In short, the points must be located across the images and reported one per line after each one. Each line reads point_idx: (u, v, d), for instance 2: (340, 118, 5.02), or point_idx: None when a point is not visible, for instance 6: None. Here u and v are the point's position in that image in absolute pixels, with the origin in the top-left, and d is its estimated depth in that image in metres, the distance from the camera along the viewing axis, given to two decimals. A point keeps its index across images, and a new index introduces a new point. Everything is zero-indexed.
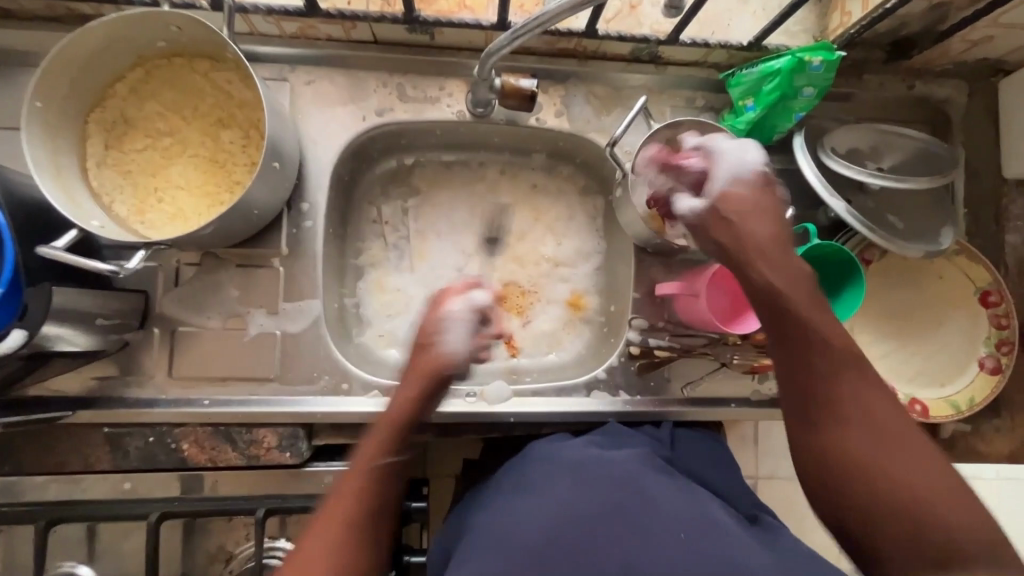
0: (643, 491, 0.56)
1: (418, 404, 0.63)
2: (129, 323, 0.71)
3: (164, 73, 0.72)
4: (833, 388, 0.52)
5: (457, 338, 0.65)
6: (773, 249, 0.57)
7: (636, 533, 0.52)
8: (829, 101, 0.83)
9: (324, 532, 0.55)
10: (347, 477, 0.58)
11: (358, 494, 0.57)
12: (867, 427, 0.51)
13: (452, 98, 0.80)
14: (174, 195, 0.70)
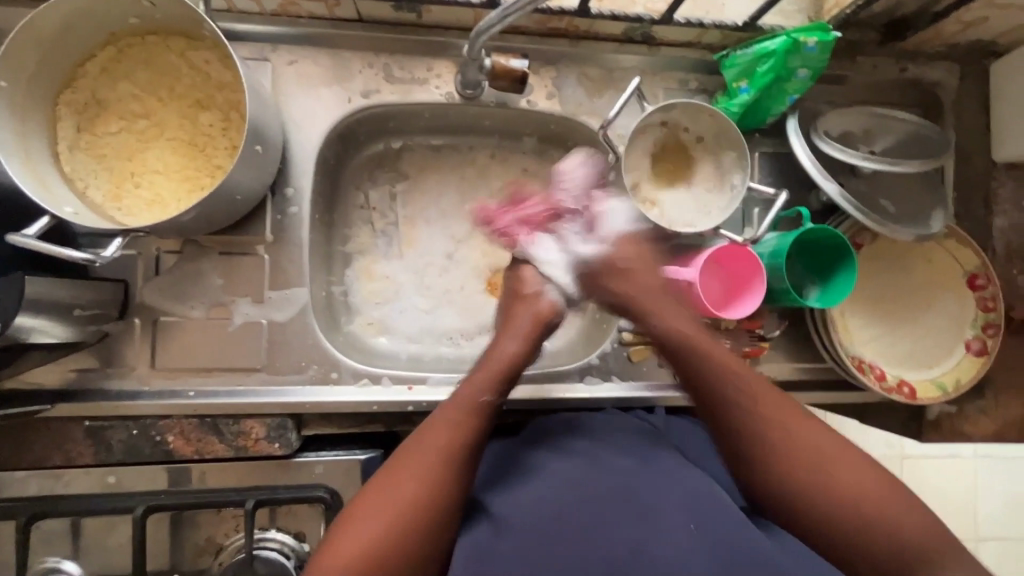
0: (656, 477, 0.57)
1: (523, 348, 0.65)
2: (109, 314, 0.69)
3: (138, 51, 0.68)
4: (770, 425, 0.57)
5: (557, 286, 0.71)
6: (663, 303, 0.66)
7: (649, 519, 0.53)
8: (822, 83, 0.82)
9: (415, 468, 0.54)
10: (446, 414, 0.58)
11: (452, 440, 0.56)
12: (811, 451, 0.55)
13: (440, 79, 0.78)
14: (151, 180, 0.67)
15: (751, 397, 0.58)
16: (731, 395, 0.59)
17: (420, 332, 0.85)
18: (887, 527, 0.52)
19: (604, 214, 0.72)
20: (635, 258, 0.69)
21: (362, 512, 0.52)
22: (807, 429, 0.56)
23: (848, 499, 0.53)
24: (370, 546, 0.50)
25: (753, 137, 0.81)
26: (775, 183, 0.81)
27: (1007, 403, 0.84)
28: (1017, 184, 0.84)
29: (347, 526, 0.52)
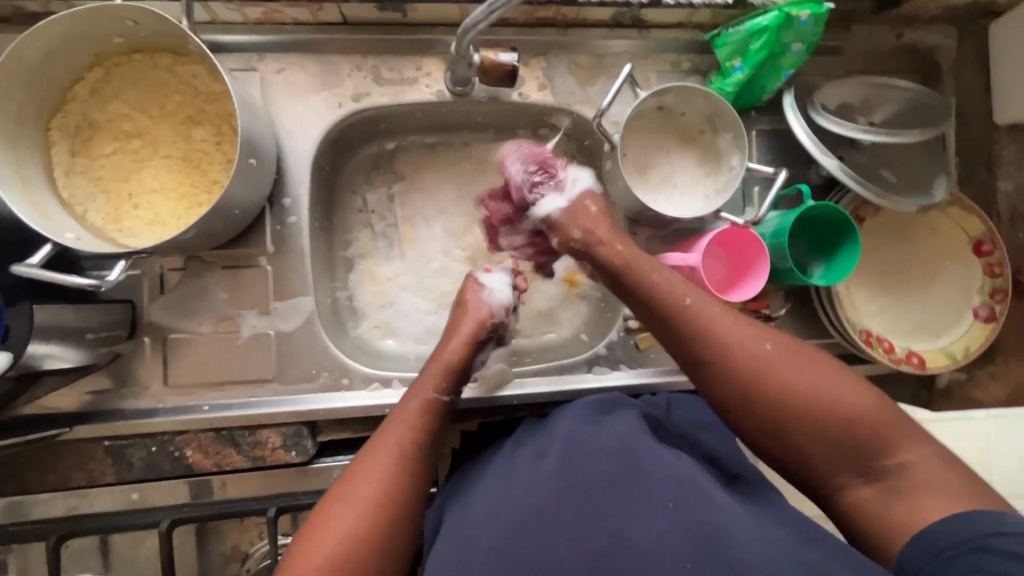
0: (636, 460, 0.55)
1: (469, 350, 0.69)
2: (118, 335, 0.69)
3: (125, 70, 0.68)
4: (727, 357, 0.59)
5: (496, 292, 0.75)
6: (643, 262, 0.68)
7: (626, 507, 0.52)
8: (817, 56, 0.81)
9: (377, 470, 0.57)
10: (401, 415, 0.62)
11: (409, 439, 0.60)
12: (767, 373, 0.57)
13: (430, 77, 0.77)
14: (149, 200, 0.68)
15: (707, 333, 0.61)
16: (690, 335, 0.61)
17: (426, 333, 0.86)
18: (848, 421, 0.54)
19: (546, 192, 0.76)
20: (581, 220, 0.73)
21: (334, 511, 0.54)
22: (758, 347, 0.59)
23: (804, 406, 0.55)
24: (340, 545, 0.52)
25: (749, 115, 0.80)
26: (774, 161, 0.80)
27: (1017, 365, 0.84)
28: (1020, 145, 0.83)
29: (316, 526, 0.54)
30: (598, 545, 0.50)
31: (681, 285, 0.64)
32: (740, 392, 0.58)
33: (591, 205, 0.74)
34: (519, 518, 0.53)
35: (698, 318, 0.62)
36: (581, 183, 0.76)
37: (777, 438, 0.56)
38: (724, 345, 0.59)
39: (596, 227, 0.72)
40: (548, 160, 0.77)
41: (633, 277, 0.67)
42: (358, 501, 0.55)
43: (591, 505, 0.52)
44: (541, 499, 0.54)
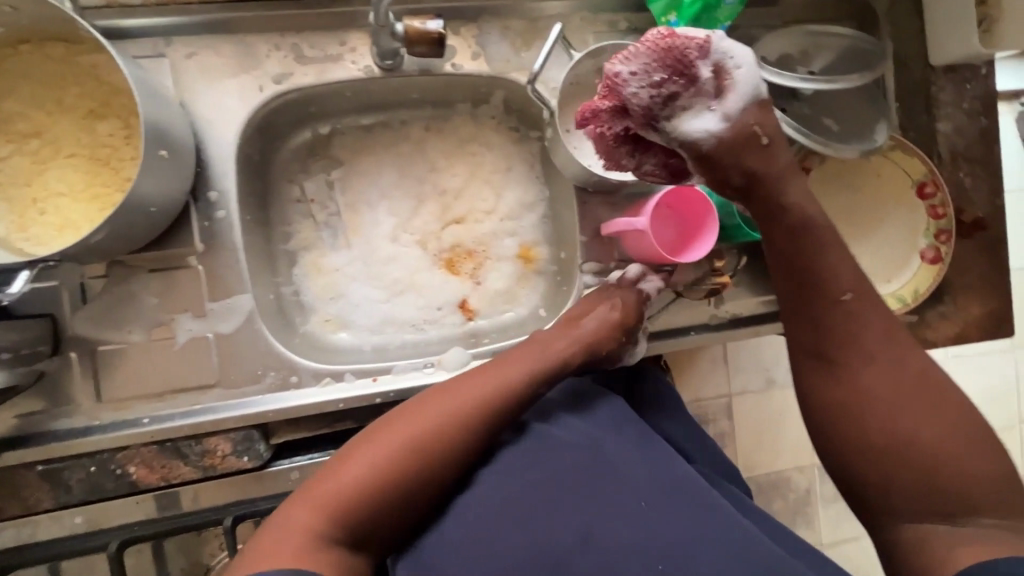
0: (612, 463, 0.58)
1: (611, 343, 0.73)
2: (41, 351, 0.64)
3: (14, 64, 0.62)
4: (865, 365, 0.57)
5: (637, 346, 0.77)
6: (810, 248, 0.60)
7: (596, 506, 0.55)
8: (753, 7, 0.79)
9: (418, 424, 0.58)
10: (454, 388, 0.62)
11: (475, 404, 0.60)
12: (900, 390, 0.55)
13: (355, 53, 0.73)
14: (57, 204, 0.62)
15: (846, 332, 0.58)
16: (826, 324, 0.59)
17: (381, 322, 0.83)
18: (952, 472, 0.52)
19: (685, 106, 0.58)
20: (748, 156, 0.60)
21: (344, 463, 0.55)
22: (899, 364, 0.56)
23: (918, 433, 0.53)
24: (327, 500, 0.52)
25: None
26: None
27: (966, 304, 0.85)
28: (957, 86, 0.83)
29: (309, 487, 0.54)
30: (565, 550, 0.53)
31: (842, 277, 0.59)
32: (855, 396, 0.56)
33: (762, 134, 0.60)
34: (490, 521, 0.54)
35: (845, 315, 0.59)
36: (739, 93, 0.58)
37: (869, 449, 0.55)
38: (867, 350, 0.57)
39: (764, 162, 0.60)
40: (684, 60, 0.56)
41: (794, 249, 0.61)
42: (385, 446, 0.56)
43: (570, 514, 0.55)
44: (516, 497, 0.56)
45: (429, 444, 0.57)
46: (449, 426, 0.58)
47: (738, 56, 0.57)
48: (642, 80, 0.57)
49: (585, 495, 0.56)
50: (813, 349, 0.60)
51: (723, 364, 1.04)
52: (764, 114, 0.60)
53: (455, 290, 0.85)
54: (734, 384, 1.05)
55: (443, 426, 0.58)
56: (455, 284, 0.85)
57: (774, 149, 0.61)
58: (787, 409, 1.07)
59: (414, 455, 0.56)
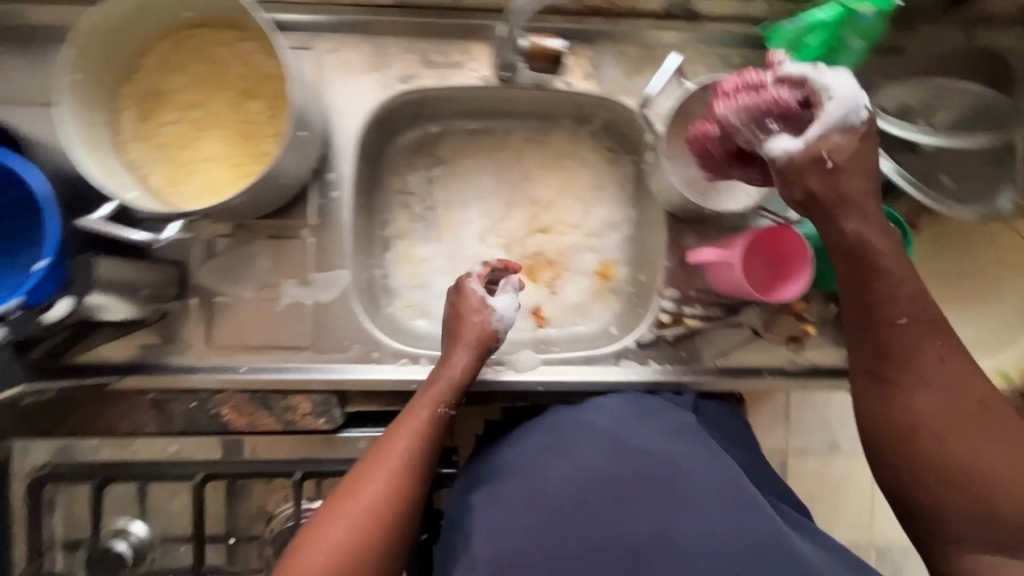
0: (681, 465, 0.59)
1: (481, 352, 0.71)
2: (168, 293, 0.73)
3: (190, 43, 0.71)
4: (917, 391, 0.53)
5: (506, 309, 0.72)
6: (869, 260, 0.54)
7: (664, 504, 0.56)
8: (879, 55, 0.77)
9: (385, 467, 0.61)
10: (409, 420, 0.65)
11: (411, 449, 0.63)
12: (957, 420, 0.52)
13: (476, 62, 0.78)
14: (205, 167, 0.71)
15: (907, 357, 0.53)
16: (885, 348, 0.54)
17: None
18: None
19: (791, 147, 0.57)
20: (811, 181, 0.54)
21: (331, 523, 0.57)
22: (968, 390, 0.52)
23: (970, 463, 0.51)
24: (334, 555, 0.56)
25: None
26: None
27: None
28: None
29: (314, 537, 0.57)
30: (637, 543, 0.55)
31: (901, 296, 0.54)
32: (909, 422, 0.53)
33: (829, 159, 0.53)
34: (544, 519, 0.57)
35: (903, 338, 0.54)
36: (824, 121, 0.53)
37: (916, 476, 0.53)
38: (924, 372, 0.53)
39: (828, 186, 0.54)
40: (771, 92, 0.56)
41: (857, 267, 0.55)
42: (367, 495, 0.59)
43: (632, 506, 0.57)
44: (582, 491, 0.58)
45: (400, 485, 0.60)
46: (402, 475, 0.61)
47: (826, 84, 0.53)
48: (749, 127, 0.57)
49: (650, 491, 0.57)
50: (869, 373, 0.56)
51: (785, 416, 1.00)
52: (851, 144, 0.54)
53: (531, 297, 0.88)
54: (791, 442, 1.00)
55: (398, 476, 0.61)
56: (531, 290, 0.88)
57: (845, 176, 0.54)
58: (850, 478, 1.01)
59: (384, 509, 0.59)
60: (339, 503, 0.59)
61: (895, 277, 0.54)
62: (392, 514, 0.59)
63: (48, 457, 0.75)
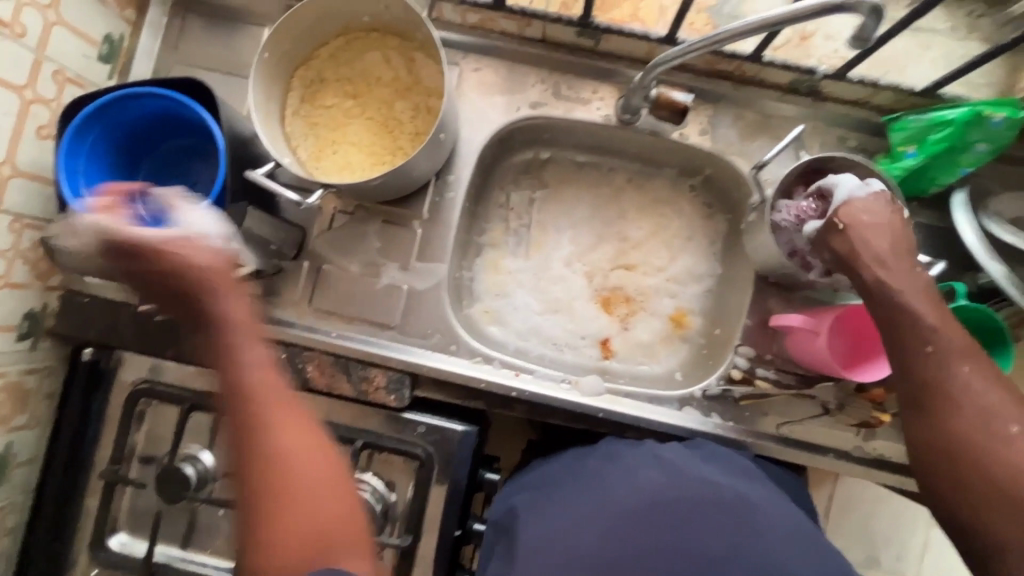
0: (750, 506, 0.60)
1: (225, 291, 0.58)
2: (287, 253, 0.81)
3: (360, 44, 0.81)
4: (951, 410, 0.55)
5: (210, 227, 0.61)
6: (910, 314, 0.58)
7: (720, 529, 0.57)
8: (1001, 163, 0.77)
9: (287, 428, 0.54)
10: (259, 379, 0.56)
11: (286, 395, 0.56)
12: (1002, 440, 0.53)
13: (602, 101, 0.84)
14: (346, 150, 0.80)
15: (937, 382, 0.56)
16: (920, 375, 0.57)
17: (529, 331, 0.91)
18: None
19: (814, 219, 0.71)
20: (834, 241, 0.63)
21: (289, 508, 0.52)
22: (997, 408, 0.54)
23: (1016, 481, 0.52)
24: (308, 526, 0.52)
25: (909, 205, 0.78)
26: (929, 256, 0.77)
27: None
28: None
29: (273, 522, 0.52)
30: (699, 562, 0.55)
31: (925, 326, 0.57)
32: (950, 442, 0.55)
33: (840, 220, 0.62)
34: (608, 527, 0.58)
35: (932, 362, 0.57)
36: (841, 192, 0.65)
37: (968, 499, 0.54)
38: (955, 396, 0.55)
39: (850, 243, 0.62)
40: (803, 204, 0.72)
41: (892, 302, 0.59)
42: (296, 465, 0.53)
43: (688, 523, 0.58)
44: (645, 506, 0.59)
45: (309, 436, 0.55)
46: (285, 471, 0.53)
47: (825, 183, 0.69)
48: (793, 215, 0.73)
49: (707, 516, 0.58)
50: (903, 401, 0.59)
51: (831, 507, 0.98)
52: (868, 207, 0.62)
53: (603, 327, 0.90)
54: (833, 533, 0.97)
55: (288, 470, 0.53)
56: (604, 321, 0.91)
57: (865, 233, 0.61)
58: None
59: (319, 492, 0.54)
60: (271, 526, 0.51)
61: (922, 303, 0.58)
62: (331, 479, 0.55)
63: (145, 372, 0.81)
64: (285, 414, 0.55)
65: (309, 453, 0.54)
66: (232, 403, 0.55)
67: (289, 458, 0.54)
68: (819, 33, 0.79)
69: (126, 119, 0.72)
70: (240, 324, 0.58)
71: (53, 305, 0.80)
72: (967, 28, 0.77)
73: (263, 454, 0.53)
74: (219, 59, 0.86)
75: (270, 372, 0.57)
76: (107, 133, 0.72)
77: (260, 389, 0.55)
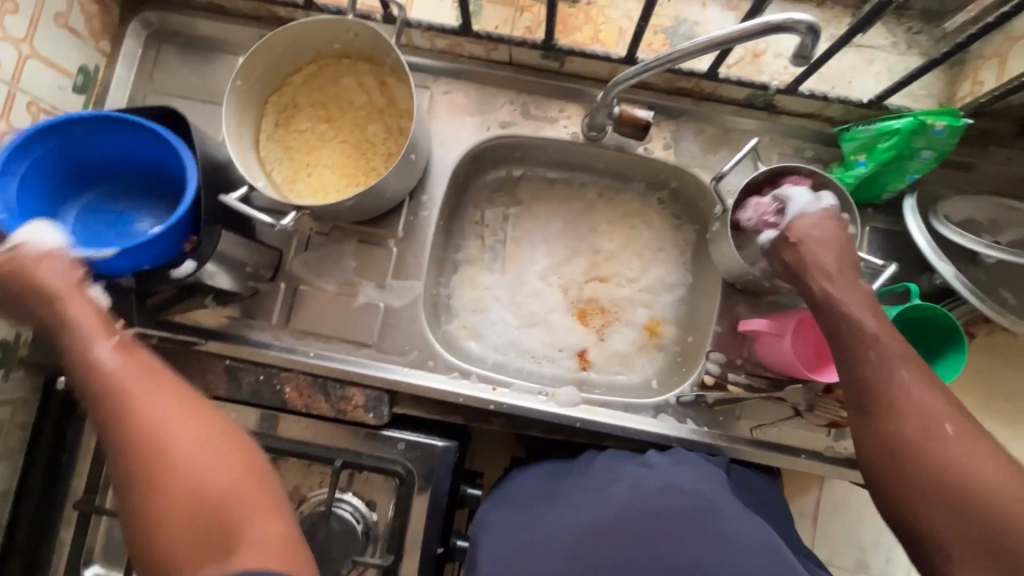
0: (719, 517, 0.61)
1: (63, 294, 0.58)
2: (264, 274, 0.82)
3: (332, 70, 0.84)
4: (888, 410, 0.56)
5: (48, 239, 0.61)
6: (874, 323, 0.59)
7: (685, 540, 0.58)
8: (948, 168, 0.82)
9: (135, 417, 0.53)
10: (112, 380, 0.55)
11: (137, 383, 0.55)
12: (939, 443, 0.53)
13: (569, 120, 0.87)
14: (320, 172, 0.82)
15: (875, 382, 0.57)
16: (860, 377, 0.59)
17: (506, 345, 0.92)
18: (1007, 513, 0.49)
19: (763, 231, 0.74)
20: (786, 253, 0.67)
21: (155, 496, 0.50)
22: (930, 404, 0.55)
23: (947, 474, 0.52)
24: (179, 509, 0.50)
25: (864, 211, 0.82)
26: (887, 259, 0.80)
27: None
28: None
29: (149, 517, 0.50)
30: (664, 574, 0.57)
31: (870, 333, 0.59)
32: (886, 440, 0.56)
33: (792, 235, 0.67)
34: (572, 544, 0.60)
35: (869, 363, 0.58)
36: (797, 209, 0.70)
37: (912, 499, 0.53)
38: (892, 395, 0.57)
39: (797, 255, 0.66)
40: (767, 204, 0.74)
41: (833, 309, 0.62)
42: (151, 453, 0.51)
43: (653, 537, 0.59)
44: (611, 522, 0.61)
45: (162, 417, 0.53)
46: (149, 445, 0.52)
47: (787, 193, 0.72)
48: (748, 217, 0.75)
49: (673, 529, 0.59)
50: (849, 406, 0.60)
51: (814, 510, 0.99)
52: (816, 225, 0.67)
53: (579, 339, 0.92)
54: (818, 536, 0.99)
55: (158, 443, 0.52)
56: (580, 333, 0.92)
57: (814, 248, 0.65)
58: None
59: (192, 454, 0.52)
60: (149, 503, 0.50)
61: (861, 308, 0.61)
62: (204, 433, 0.54)
63: None
64: (144, 390, 0.54)
65: (177, 415, 0.54)
66: (97, 404, 0.55)
67: (155, 429, 0.52)
68: (770, 51, 0.83)
69: (98, 139, 0.72)
70: (88, 324, 0.58)
71: (26, 335, 0.80)
72: (907, 43, 0.82)
73: (129, 438, 0.52)
74: (195, 87, 0.88)
75: (138, 362, 0.57)
76: (62, 146, 0.70)
77: (109, 377, 0.55)
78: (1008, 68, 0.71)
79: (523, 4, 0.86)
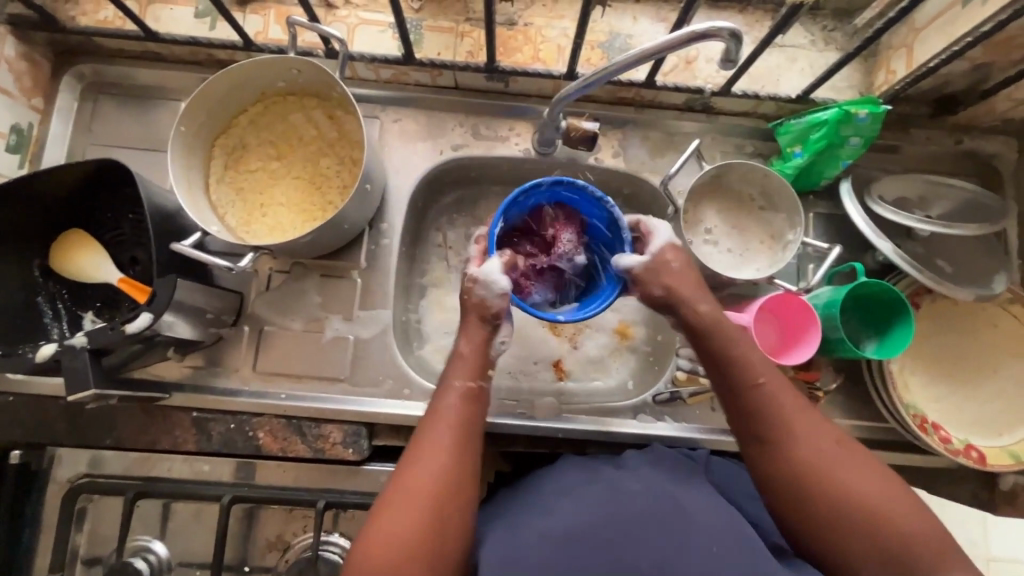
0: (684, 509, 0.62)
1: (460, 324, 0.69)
2: (224, 320, 0.80)
3: (278, 107, 0.83)
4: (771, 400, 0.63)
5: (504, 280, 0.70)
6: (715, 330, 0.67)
7: (658, 538, 0.59)
8: (875, 152, 0.87)
9: (435, 460, 0.61)
10: (449, 410, 0.64)
11: (458, 426, 0.64)
12: (792, 450, 0.61)
13: (519, 137, 0.89)
14: (276, 211, 0.81)
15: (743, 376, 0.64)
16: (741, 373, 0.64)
17: None
18: (833, 499, 0.59)
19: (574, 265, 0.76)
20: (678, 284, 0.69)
21: (392, 515, 0.58)
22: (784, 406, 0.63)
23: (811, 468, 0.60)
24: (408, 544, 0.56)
25: (807, 199, 0.87)
26: (830, 241, 0.86)
27: None
28: None
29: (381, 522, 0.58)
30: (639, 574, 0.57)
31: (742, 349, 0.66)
32: (778, 426, 0.63)
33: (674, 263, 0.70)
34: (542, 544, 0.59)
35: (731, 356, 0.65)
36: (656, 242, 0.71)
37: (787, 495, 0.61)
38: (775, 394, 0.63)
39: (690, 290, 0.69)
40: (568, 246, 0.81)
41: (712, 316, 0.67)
42: (427, 495, 0.59)
43: (625, 538, 0.59)
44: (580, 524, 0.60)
45: (453, 475, 0.60)
46: (435, 486, 0.59)
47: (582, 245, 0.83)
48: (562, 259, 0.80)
49: (644, 527, 0.59)
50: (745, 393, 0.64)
51: None
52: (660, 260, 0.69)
53: (554, 349, 0.93)
54: None
55: (434, 485, 0.59)
56: (554, 343, 0.93)
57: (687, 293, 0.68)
58: None
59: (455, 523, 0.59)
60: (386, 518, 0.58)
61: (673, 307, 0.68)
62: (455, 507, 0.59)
63: (82, 467, 0.77)
64: (462, 453, 0.62)
65: (463, 488, 0.60)
66: (438, 425, 0.64)
67: (448, 489, 0.60)
68: (701, 57, 0.87)
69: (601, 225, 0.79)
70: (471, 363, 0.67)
71: None
72: (824, 40, 0.88)
73: (432, 466, 0.61)
74: (137, 135, 0.86)
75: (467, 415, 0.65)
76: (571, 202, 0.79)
77: (450, 419, 0.64)
78: (915, 56, 0.77)
79: (463, 30, 0.88)
